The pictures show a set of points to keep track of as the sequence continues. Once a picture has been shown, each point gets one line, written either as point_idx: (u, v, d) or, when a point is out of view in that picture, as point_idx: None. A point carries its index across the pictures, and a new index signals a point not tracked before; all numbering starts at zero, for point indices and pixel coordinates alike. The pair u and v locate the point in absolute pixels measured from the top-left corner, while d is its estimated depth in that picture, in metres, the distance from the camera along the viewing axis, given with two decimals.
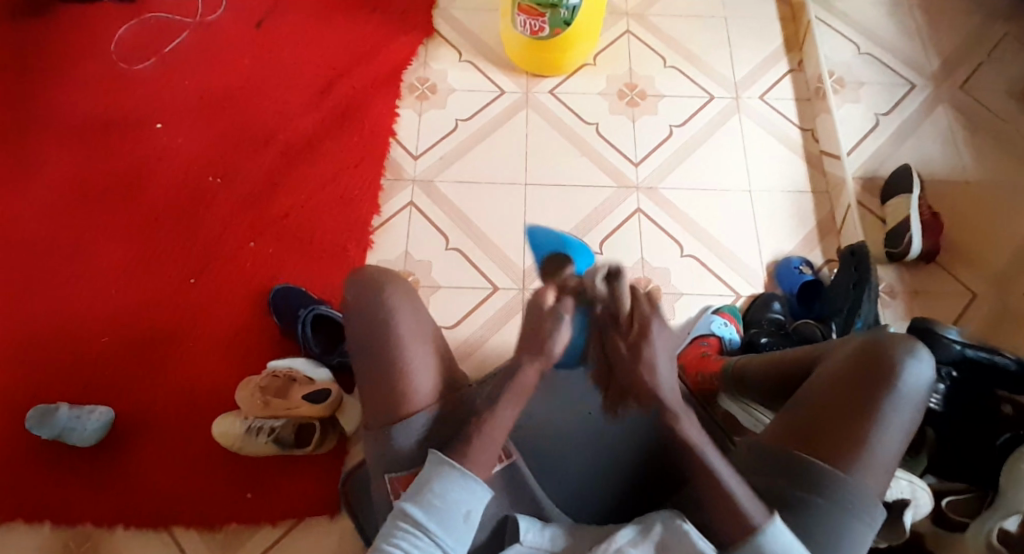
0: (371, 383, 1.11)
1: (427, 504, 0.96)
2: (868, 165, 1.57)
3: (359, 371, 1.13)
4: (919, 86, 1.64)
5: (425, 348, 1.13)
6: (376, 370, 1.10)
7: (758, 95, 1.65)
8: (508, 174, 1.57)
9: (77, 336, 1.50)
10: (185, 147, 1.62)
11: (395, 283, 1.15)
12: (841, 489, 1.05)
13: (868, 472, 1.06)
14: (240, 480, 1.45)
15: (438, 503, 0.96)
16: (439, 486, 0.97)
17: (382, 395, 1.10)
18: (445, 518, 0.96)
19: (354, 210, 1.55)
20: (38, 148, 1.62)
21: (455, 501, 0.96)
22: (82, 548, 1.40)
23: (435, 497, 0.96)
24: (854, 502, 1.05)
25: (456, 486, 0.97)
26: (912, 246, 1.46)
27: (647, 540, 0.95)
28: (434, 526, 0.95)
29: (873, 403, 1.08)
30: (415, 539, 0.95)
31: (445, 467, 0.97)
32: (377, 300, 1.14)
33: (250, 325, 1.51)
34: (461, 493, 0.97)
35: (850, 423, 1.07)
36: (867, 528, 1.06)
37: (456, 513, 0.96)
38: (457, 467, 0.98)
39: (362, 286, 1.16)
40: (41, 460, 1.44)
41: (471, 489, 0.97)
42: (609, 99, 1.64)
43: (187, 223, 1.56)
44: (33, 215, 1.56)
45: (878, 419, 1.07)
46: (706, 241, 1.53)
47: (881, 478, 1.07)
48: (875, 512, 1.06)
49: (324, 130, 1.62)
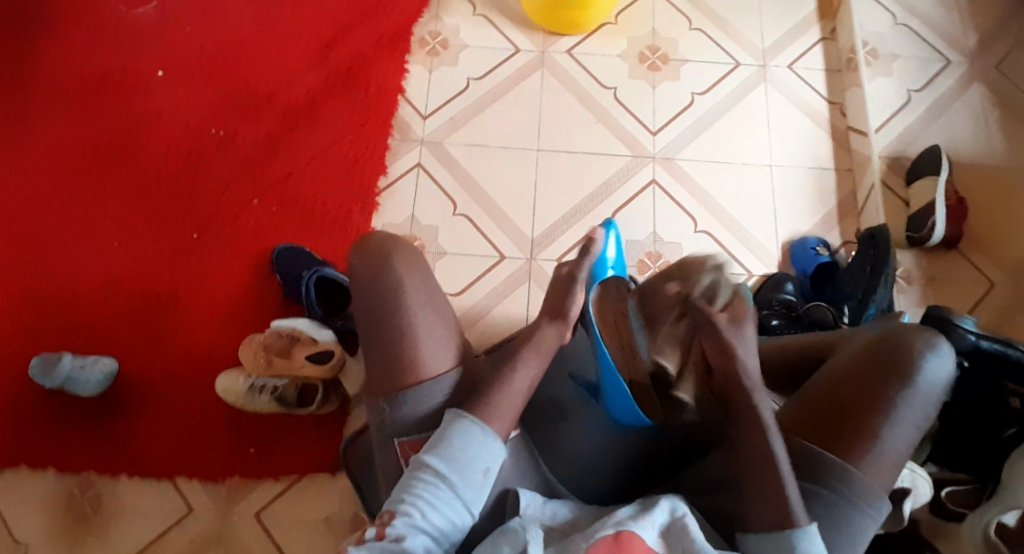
0: (378, 351, 1.09)
1: (446, 457, 0.97)
2: (895, 144, 1.51)
3: (364, 339, 1.11)
4: (955, 62, 1.57)
5: (433, 317, 1.11)
6: (382, 339, 1.09)
7: (786, 64, 1.58)
8: (519, 138, 1.52)
9: (81, 288, 1.49)
10: (188, 97, 1.60)
11: (400, 250, 1.12)
12: (846, 483, 1.04)
13: (873, 466, 1.05)
14: (242, 436, 1.47)
15: (458, 455, 0.97)
16: (457, 439, 0.98)
17: (391, 364, 1.08)
18: (464, 470, 0.97)
19: (359, 172, 1.52)
20: (42, 94, 1.60)
21: (474, 453, 0.98)
22: (87, 495, 1.43)
23: (454, 449, 0.97)
24: (861, 496, 1.04)
25: (476, 440, 0.98)
26: (934, 232, 1.42)
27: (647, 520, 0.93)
28: (453, 477, 0.96)
29: (884, 399, 1.06)
30: (435, 490, 0.95)
31: (464, 421, 0.99)
32: (384, 270, 1.11)
33: (252, 285, 1.51)
34: (479, 447, 0.98)
35: (860, 418, 1.06)
36: (871, 522, 1.05)
37: (475, 468, 0.97)
38: (476, 422, 0.99)
39: (367, 254, 1.13)
40: (46, 408, 1.46)
41: (488, 445, 0.98)
42: (629, 62, 1.57)
43: (191, 178, 1.55)
44: (36, 163, 1.55)
45: (888, 414, 1.06)
46: (719, 217, 1.49)
47: (886, 474, 1.06)
48: (881, 506, 1.05)
49: (331, 86, 1.58)
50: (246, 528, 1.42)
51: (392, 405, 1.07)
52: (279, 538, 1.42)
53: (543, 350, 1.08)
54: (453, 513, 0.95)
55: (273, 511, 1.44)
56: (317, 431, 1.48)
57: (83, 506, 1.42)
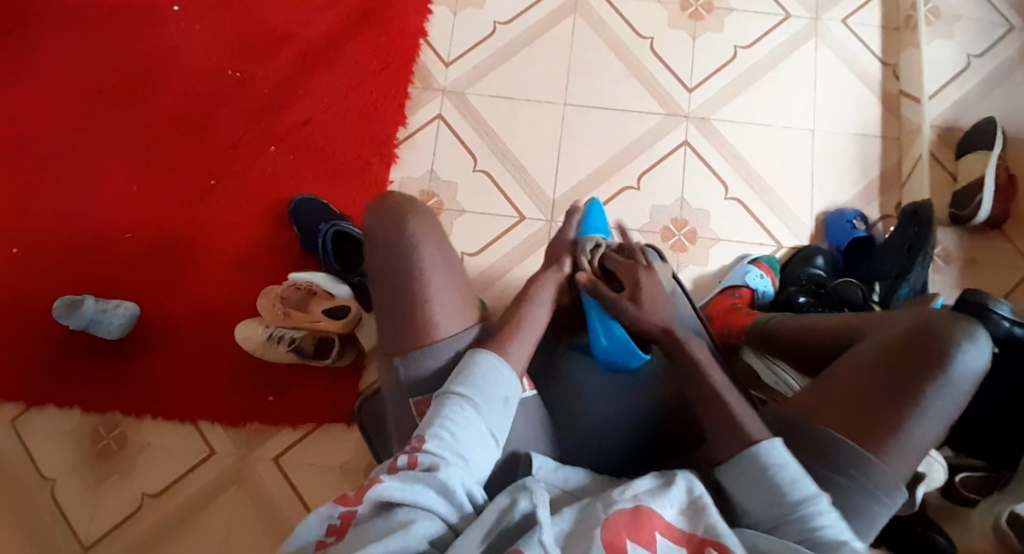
0: (393, 312, 1.06)
1: (468, 385, 0.97)
2: (948, 114, 1.42)
3: (379, 300, 1.08)
4: (1019, 27, 1.45)
5: (449, 279, 1.08)
6: (398, 300, 1.06)
7: (840, 18, 1.47)
8: (548, 92, 1.45)
9: (99, 228, 1.47)
10: (205, 32, 1.53)
11: (417, 211, 1.10)
12: (864, 471, 1.01)
13: (894, 457, 1.01)
14: (262, 384, 1.45)
15: (479, 382, 0.98)
16: (477, 368, 0.99)
17: (405, 325, 1.05)
18: (487, 396, 0.97)
19: (379, 120, 1.46)
20: (58, 24, 1.54)
21: (493, 380, 0.98)
22: (111, 434, 1.43)
23: (475, 377, 0.98)
24: (879, 485, 1.01)
25: (495, 368, 0.99)
26: (979, 211, 1.33)
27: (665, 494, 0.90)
28: (477, 403, 0.96)
29: (914, 388, 1.02)
30: (461, 415, 0.95)
31: (482, 352, 1.01)
32: (400, 230, 1.09)
33: (270, 234, 1.47)
34: (498, 374, 0.99)
35: (887, 406, 1.02)
36: (885, 510, 1.02)
37: (497, 396, 0.98)
38: (492, 353, 1.01)
39: (382, 215, 1.11)
40: (68, 348, 1.45)
41: (505, 372, 1.00)
42: (669, 10, 1.48)
43: (209, 118, 1.49)
44: (52, 97, 1.51)
45: (917, 405, 1.02)
46: (753, 182, 1.42)
47: (906, 465, 1.02)
48: (897, 496, 1.02)
49: (350, 25, 1.51)
50: (266, 471, 1.42)
51: (408, 364, 1.04)
52: (296, 482, 1.42)
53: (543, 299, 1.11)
54: (480, 437, 0.95)
55: (292, 457, 1.43)
56: (333, 383, 1.46)
57: (107, 444, 1.43)
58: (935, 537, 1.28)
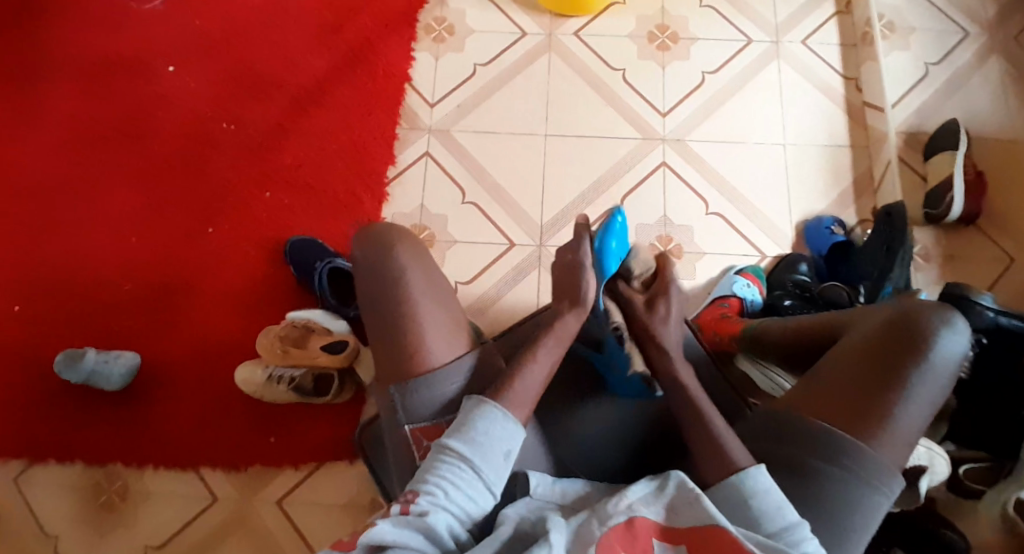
0: (386, 343, 1.08)
1: (469, 440, 0.97)
2: (912, 119, 1.48)
3: (372, 332, 1.10)
4: (973, 33, 1.53)
5: (441, 306, 1.11)
6: (386, 326, 1.09)
7: (799, 40, 1.56)
8: (529, 125, 1.52)
9: (101, 282, 1.51)
10: (199, 90, 1.60)
11: (404, 238, 1.13)
12: (857, 459, 1.01)
13: (888, 446, 1.02)
14: (262, 425, 1.46)
15: (480, 438, 0.97)
16: (480, 423, 0.98)
17: (398, 354, 1.07)
18: (487, 453, 0.96)
19: (370, 161, 1.53)
20: (58, 91, 1.61)
21: (494, 436, 0.97)
22: (113, 486, 1.43)
23: (476, 433, 0.97)
24: (873, 473, 1.01)
25: (498, 424, 0.98)
26: (951, 208, 1.38)
27: (658, 503, 0.91)
28: (476, 459, 0.96)
29: (899, 375, 1.03)
30: (457, 471, 0.95)
31: (484, 403, 0.99)
32: (386, 261, 1.12)
33: (268, 276, 1.51)
34: (501, 431, 0.98)
35: (873, 393, 1.03)
36: (882, 500, 1.01)
37: (497, 449, 0.97)
38: (497, 407, 0.99)
39: (372, 242, 1.14)
40: (69, 401, 1.46)
41: (509, 428, 0.98)
42: (637, 43, 1.57)
43: (205, 169, 1.56)
44: (54, 159, 1.57)
45: (901, 390, 1.03)
46: (731, 197, 1.48)
47: (901, 452, 1.02)
48: (893, 484, 1.02)
49: (337, 74, 1.59)
50: (268, 514, 1.42)
51: (401, 392, 1.06)
52: (299, 523, 1.41)
53: (563, 337, 1.07)
54: (476, 492, 0.95)
55: (295, 498, 1.43)
56: (333, 418, 1.47)
57: (109, 496, 1.42)
58: (945, 533, 1.28)
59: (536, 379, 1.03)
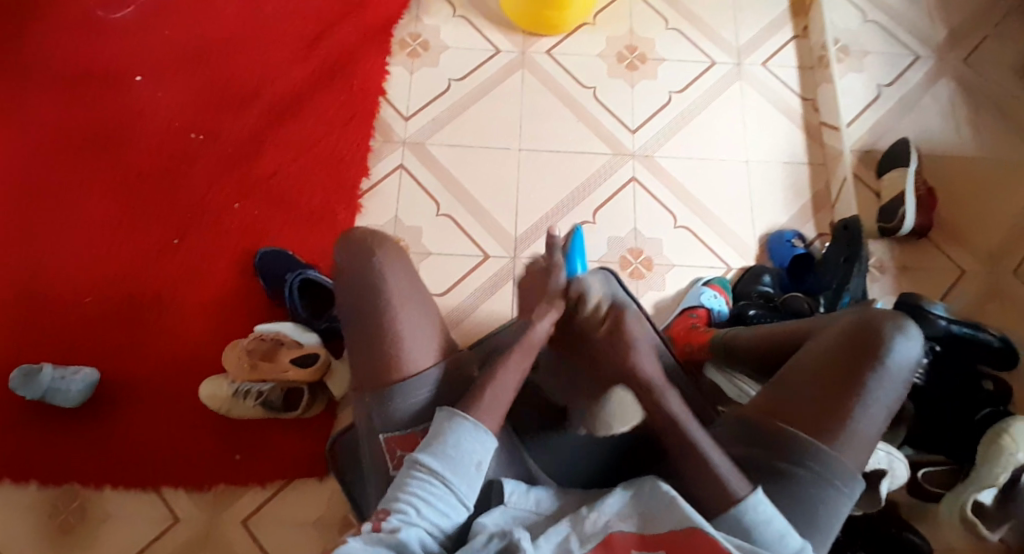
0: (364, 352, 1.08)
1: (439, 453, 0.97)
2: (867, 138, 1.56)
3: (351, 340, 1.10)
4: (923, 57, 1.62)
5: (420, 315, 1.10)
6: (366, 337, 1.08)
7: (760, 62, 1.63)
8: (503, 139, 1.55)
9: (58, 294, 1.45)
10: (167, 99, 1.58)
11: (385, 246, 1.12)
12: (821, 461, 1.04)
13: (850, 448, 1.05)
14: (228, 442, 1.42)
15: (450, 450, 0.97)
16: (450, 435, 0.98)
17: (376, 364, 1.07)
18: (457, 465, 0.96)
19: (343, 173, 1.52)
20: (15, 97, 1.56)
21: (465, 449, 0.97)
22: (70, 507, 1.37)
23: (447, 445, 0.97)
24: (837, 475, 1.04)
25: (468, 435, 0.98)
26: (904, 221, 1.45)
27: (630, 511, 0.94)
28: (447, 473, 0.96)
29: (859, 379, 1.07)
30: (428, 485, 0.95)
31: (456, 417, 0.99)
32: (366, 269, 1.11)
33: (237, 288, 1.48)
34: (471, 441, 0.98)
35: (834, 398, 1.06)
36: (846, 501, 1.05)
37: (469, 462, 0.97)
38: (468, 419, 0.99)
39: (351, 251, 1.13)
40: (25, 418, 1.40)
41: (480, 439, 0.98)
42: (608, 62, 1.61)
43: (171, 180, 1.52)
44: (10, 166, 1.51)
45: (860, 393, 1.06)
46: (697, 211, 1.52)
47: (862, 454, 1.06)
48: (856, 485, 1.05)
49: (309, 86, 1.59)
50: (233, 534, 1.37)
51: (378, 403, 1.06)
52: (265, 542, 1.37)
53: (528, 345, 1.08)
54: (448, 507, 0.95)
55: (261, 517, 1.39)
56: (305, 433, 1.43)
57: (66, 517, 1.36)
58: (907, 536, 1.35)
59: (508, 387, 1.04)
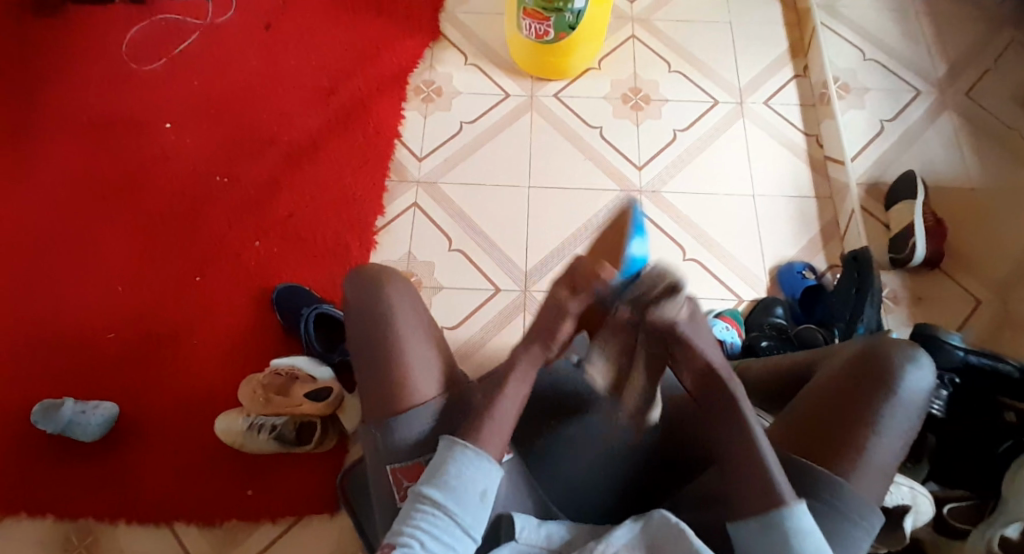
0: (371, 378, 1.10)
1: (442, 484, 0.96)
2: (871, 171, 1.58)
3: (357, 369, 1.12)
4: (924, 92, 1.65)
5: (426, 343, 1.12)
6: (371, 365, 1.10)
7: (762, 101, 1.67)
8: (512, 177, 1.59)
9: (83, 331, 1.49)
10: (193, 146, 1.65)
11: (392, 277, 1.14)
12: (835, 492, 1.03)
13: (864, 479, 1.04)
14: (240, 477, 1.42)
15: (453, 481, 0.96)
16: (452, 467, 0.97)
17: (381, 389, 1.08)
18: (461, 496, 0.96)
19: (359, 212, 1.57)
20: (50, 146, 1.64)
21: (469, 480, 0.97)
22: (85, 541, 1.38)
23: (449, 476, 0.97)
24: (853, 506, 1.03)
25: (471, 465, 0.97)
26: (915, 252, 1.46)
27: (640, 546, 0.94)
28: (451, 504, 0.95)
29: (868, 408, 1.05)
30: (432, 518, 0.95)
31: (459, 447, 0.98)
32: (374, 299, 1.13)
33: (254, 323, 1.51)
34: (474, 471, 0.97)
35: (846, 428, 1.05)
36: (864, 534, 1.03)
37: (472, 493, 0.96)
38: (470, 448, 0.98)
39: (360, 283, 1.15)
40: (45, 452, 1.42)
41: (484, 469, 0.97)
42: (613, 103, 1.67)
43: (194, 221, 1.58)
44: (43, 209, 1.58)
45: (872, 423, 1.05)
46: (706, 245, 1.54)
47: (876, 484, 1.04)
48: (874, 516, 1.04)
49: (327, 132, 1.66)
50: None
51: (382, 433, 1.07)
52: None
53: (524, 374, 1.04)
54: (454, 538, 0.94)
55: None
56: (317, 465, 1.44)
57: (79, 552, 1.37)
58: None
59: (510, 412, 1.02)
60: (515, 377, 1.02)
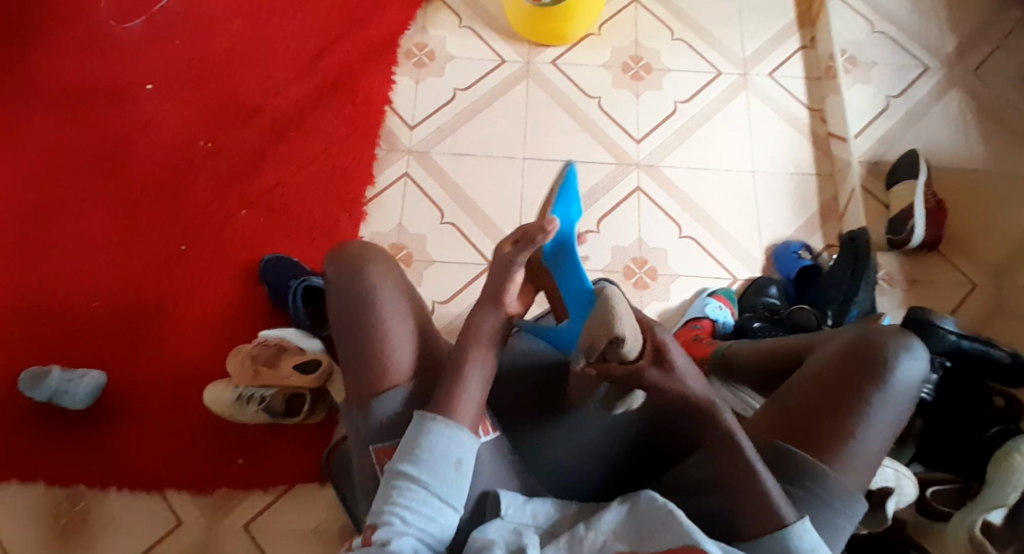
0: (354, 359, 1.07)
1: (416, 459, 0.95)
2: (874, 149, 1.54)
3: (341, 352, 1.09)
4: (931, 68, 1.61)
5: (409, 326, 1.09)
6: (356, 348, 1.07)
7: (766, 73, 1.63)
8: (506, 149, 1.55)
9: (68, 299, 1.47)
10: (177, 109, 1.60)
11: (377, 259, 1.12)
12: (821, 481, 1.01)
13: (850, 468, 1.02)
14: (230, 447, 1.42)
15: (426, 455, 0.95)
16: (425, 440, 0.96)
17: (365, 372, 1.06)
18: (436, 468, 0.95)
19: (349, 182, 1.54)
20: (31, 107, 1.59)
21: (443, 450, 0.95)
22: (75, 508, 1.38)
23: (422, 450, 0.95)
24: (837, 494, 1.01)
25: (443, 436, 0.96)
26: (913, 235, 1.43)
27: (629, 530, 0.93)
28: (426, 477, 0.94)
29: (861, 398, 1.04)
30: (411, 493, 0.94)
31: (429, 420, 0.96)
32: (358, 282, 1.11)
33: (243, 294, 1.49)
34: (447, 442, 0.95)
35: (835, 416, 1.04)
36: (847, 522, 1.02)
37: (447, 462, 0.95)
38: (442, 419, 0.97)
39: (344, 264, 1.13)
40: (31, 421, 1.41)
41: (457, 438, 0.96)
42: (613, 72, 1.62)
43: (180, 187, 1.55)
44: (25, 173, 1.54)
45: (862, 412, 1.03)
46: (702, 222, 1.51)
47: (861, 476, 1.03)
48: (857, 505, 1.02)
49: (316, 97, 1.61)
50: (233, 538, 1.37)
51: (364, 412, 1.04)
52: (266, 548, 1.36)
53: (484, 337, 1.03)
54: (432, 510, 0.93)
55: (261, 523, 1.38)
56: (305, 440, 1.43)
57: (70, 519, 1.37)
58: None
59: (478, 383, 1.00)
60: (478, 341, 1.02)
